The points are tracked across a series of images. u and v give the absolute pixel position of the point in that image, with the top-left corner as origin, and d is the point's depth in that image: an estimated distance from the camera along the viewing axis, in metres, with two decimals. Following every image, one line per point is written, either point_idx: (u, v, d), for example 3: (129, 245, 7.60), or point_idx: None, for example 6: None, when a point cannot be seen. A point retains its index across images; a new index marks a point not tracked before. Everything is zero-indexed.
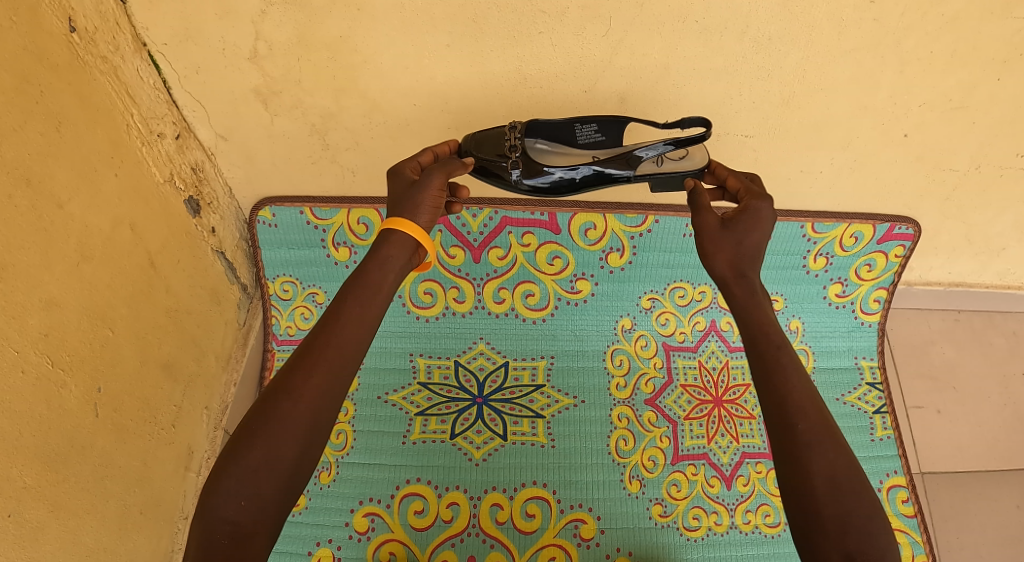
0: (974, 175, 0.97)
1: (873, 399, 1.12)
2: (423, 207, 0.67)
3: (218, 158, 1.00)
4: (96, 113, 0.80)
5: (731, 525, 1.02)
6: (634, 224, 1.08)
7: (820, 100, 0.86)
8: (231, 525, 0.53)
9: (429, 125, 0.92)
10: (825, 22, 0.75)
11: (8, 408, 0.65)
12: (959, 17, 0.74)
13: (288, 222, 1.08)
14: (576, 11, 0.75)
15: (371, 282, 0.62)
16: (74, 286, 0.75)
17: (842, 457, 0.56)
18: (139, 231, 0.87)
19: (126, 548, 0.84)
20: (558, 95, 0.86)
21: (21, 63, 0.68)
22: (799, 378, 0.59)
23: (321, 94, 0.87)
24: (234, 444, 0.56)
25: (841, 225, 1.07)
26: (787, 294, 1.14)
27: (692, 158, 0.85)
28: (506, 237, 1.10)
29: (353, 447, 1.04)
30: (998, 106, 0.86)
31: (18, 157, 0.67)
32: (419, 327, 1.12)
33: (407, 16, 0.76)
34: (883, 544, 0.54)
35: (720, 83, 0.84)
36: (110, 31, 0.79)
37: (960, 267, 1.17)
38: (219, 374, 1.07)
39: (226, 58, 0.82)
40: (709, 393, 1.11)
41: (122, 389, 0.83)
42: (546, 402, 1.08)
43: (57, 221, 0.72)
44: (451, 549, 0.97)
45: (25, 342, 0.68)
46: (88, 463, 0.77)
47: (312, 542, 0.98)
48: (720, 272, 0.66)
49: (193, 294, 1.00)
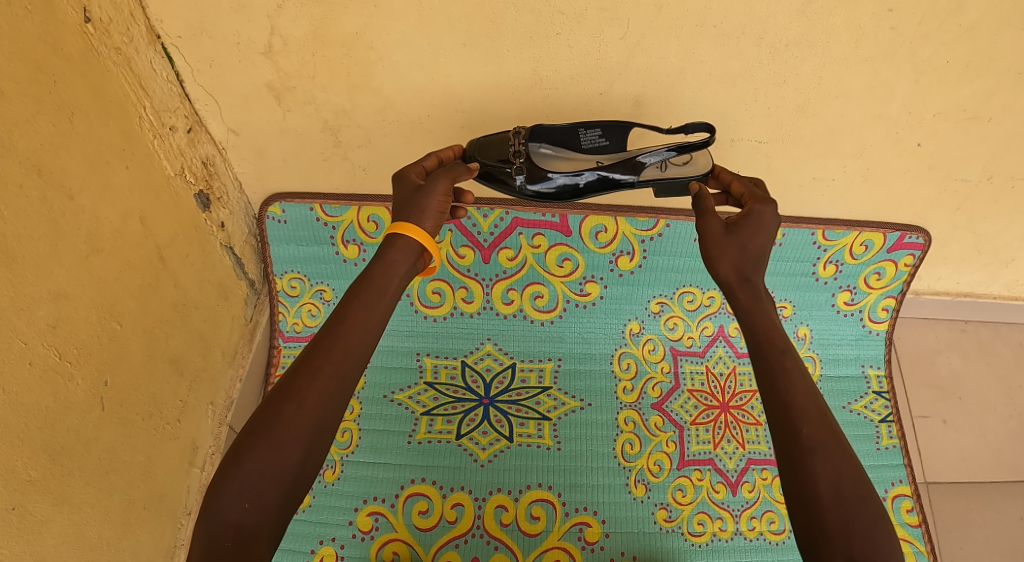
0: (986, 186, 0.97)
1: (879, 407, 1.12)
2: (429, 211, 0.66)
3: (229, 153, 0.99)
4: (109, 105, 0.79)
5: (736, 531, 1.01)
6: (646, 228, 1.08)
7: (835, 107, 0.85)
8: (234, 528, 0.53)
9: (441, 124, 0.92)
10: (843, 29, 0.75)
11: (15, 400, 0.64)
12: (976, 27, 0.74)
13: (297, 219, 1.08)
14: (594, 12, 0.75)
15: (375, 286, 0.61)
16: (84, 278, 0.74)
17: (845, 463, 0.56)
18: (149, 224, 0.87)
19: (129, 543, 0.83)
20: (573, 97, 0.86)
21: (35, 53, 0.67)
22: (803, 383, 0.59)
23: (335, 90, 0.86)
24: (238, 445, 0.55)
25: (852, 233, 1.07)
26: (795, 301, 1.14)
27: (697, 163, 0.84)
28: (516, 237, 1.09)
29: (358, 445, 1.04)
30: (1011, 117, 0.85)
31: (30, 147, 0.66)
32: (426, 327, 1.11)
33: (424, 13, 0.76)
34: (889, 550, 0.53)
35: (735, 88, 0.83)
36: (124, 23, 0.78)
37: (968, 277, 1.17)
38: (225, 369, 1.06)
39: (240, 51, 0.82)
40: (715, 398, 1.10)
41: (128, 383, 0.82)
42: (552, 405, 1.07)
43: (68, 212, 0.72)
44: (455, 549, 0.97)
45: (32, 333, 0.67)
46: (93, 457, 0.76)
47: (315, 541, 0.98)
48: (725, 277, 0.65)
49: (201, 288, 0.99)
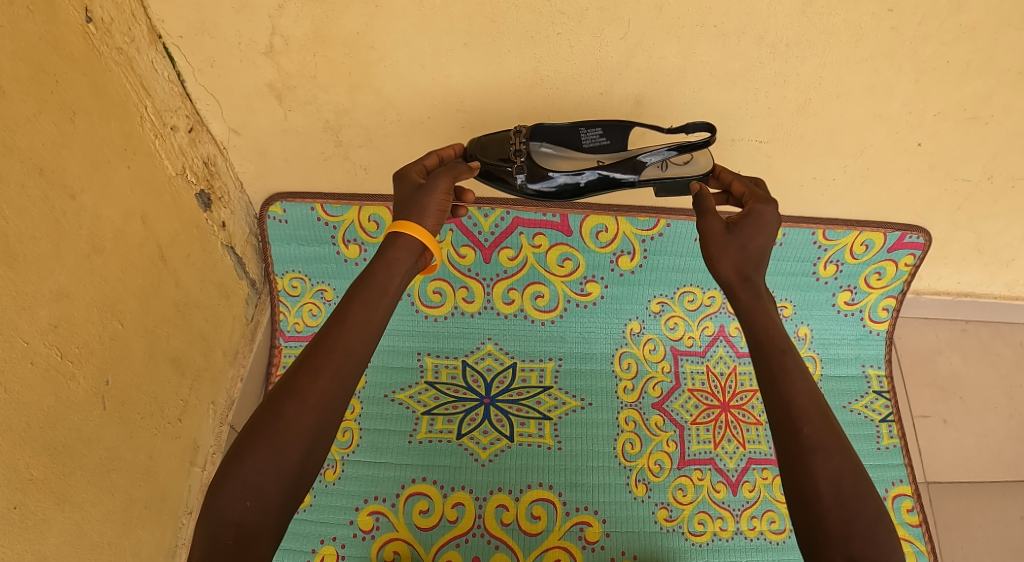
0: (987, 185, 0.97)
1: (879, 407, 1.13)
2: (429, 210, 0.66)
3: (230, 152, 0.99)
4: (110, 105, 0.79)
5: (736, 531, 1.02)
6: (646, 228, 1.08)
7: (835, 107, 0.85)
8: (236, 526, 0.53)
9: (442, 124, 0.92)
10: (843, 29, 0.75)
11: (16, 399, 0.65)
12: (976, 27, 0.74)
13: (298, 218, 1.08)
14: (594, 12, 0.75)
15: (376, 285, 0.62)
16: (85, 278, 0.74)
17: (847, 463, 0.56)
18: (151, 224, 0.87)
19: (130, 542, 0.83)
20: (574, 96, 0.86)
21: (37, 52, 0.67)
22: (804, 383, 0.59)
23: (336, 90, 0.86)
24: (240, 443, 0.55)
25: (852, 233, 1.07)
26: (796, 301, 1.14)
27: (697, 163, 0.84)
28: (517, 237, 1.09)
29: (359, 445, 1.04)
30: (1012, 117, 0.86)
31: (32, 147, 0.66)
32: (427, 326, 1.12)
33: (425, 13, 0.76)
34: (890, 549, 0.53)
35: (735, 88, 0.83)
36: (126, 22, 0.78)
37: (969, 277, 1.17)
38: (226, 368, 1.07)
39: (241, 52, 0.82)
40: (716, 398, 1.10)
41: (129, 382, 0.83)
42: (553, 404, 1.08)
43: (69, 212, 0.72)
44: (456, 549, 0.97)
45: (33, 332, 0.67)
46: (94, 456, 0.76)
47: (317, 540, 0.98)
48: (725, 276, 0.65)
49: (202, 288, 0.99)
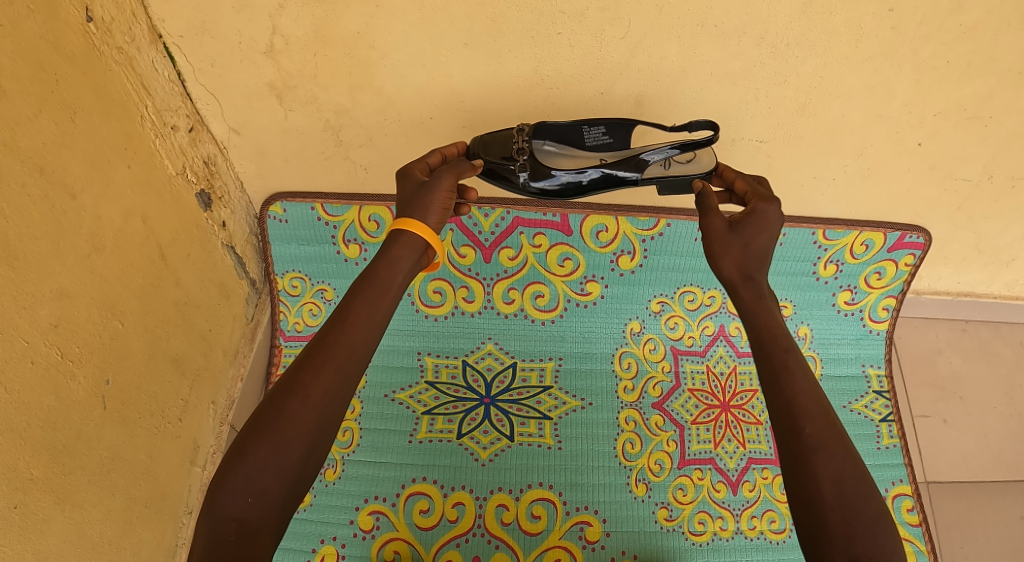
0: (987, 185, 0.97)
1: (879, 407, 1.13)
2: (432, 209, 0.66)
3: (230, 152, 0.99)
4: (110, 104, 0.79)
5: (736, 530, 1.02)
6: (646, 227, 1.08)
7: (835, 107, 0.86)
8: (237, 523, 0.53)
9: (443, 124, 0.92)
10: (843, 29, 0.75)
11: (17, 399, 0.65)
12: (977, 27, 0.74)
13: (299, 218, 1.08)
14: (595, 12, 0.75)
15: (379, 283, 0.62)
16: (85, 277, 0.74)
17: (848, 462, 0.56)
18: (151, 223, 0.87)
19: (130, 542, 0.83)
20: (575, 96, 0.86)
21: (38, 52, 0.67)
22: (806, 382, 0.59)
23: (336, 89, 0.86)
24: (242, 440, 0.55)
25: (853, 233, 1.07)
26: (796, 300, 1.14)
27: (699, 162, 0.85)
28: (517, 237, 1.09)
29: (359, 445, 1.04)
30: (1012, 117, 0.86)
31: (32, 146, 0.66)
32: (428, 326, 1.12)
33: (425, 13, 0.76)
34: (891, 549, 0.53)
35: (736, 88, 0.83)
36: (126, 22, 0.78)
37: (969, 277, 1.17)
38: (226, 368, 1.06)
39: (242, 51, 0.82)
40: (716, 398, 1.10)
41: (129, 382, 0.83)
42: (553, 404, 1.08)
43: (70, 212, 0.72)
44: (456, 548, 0.97)
45: (34, 331, 0.67)
46: (95, 455, 0.76)
47: (317, 540, 0.98)
48: (728, 274, 0.65)
49: (202, 288, 0.99)
